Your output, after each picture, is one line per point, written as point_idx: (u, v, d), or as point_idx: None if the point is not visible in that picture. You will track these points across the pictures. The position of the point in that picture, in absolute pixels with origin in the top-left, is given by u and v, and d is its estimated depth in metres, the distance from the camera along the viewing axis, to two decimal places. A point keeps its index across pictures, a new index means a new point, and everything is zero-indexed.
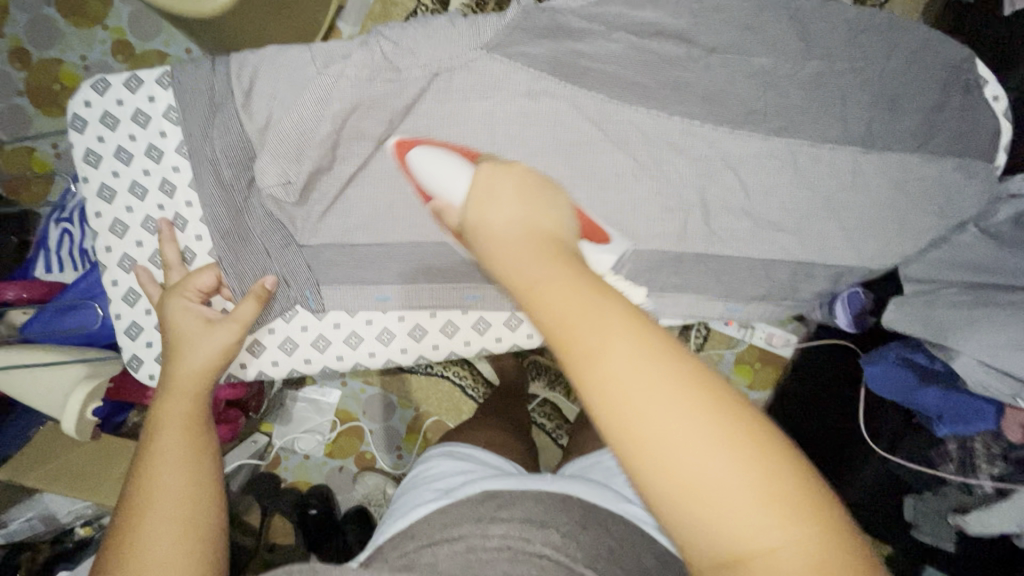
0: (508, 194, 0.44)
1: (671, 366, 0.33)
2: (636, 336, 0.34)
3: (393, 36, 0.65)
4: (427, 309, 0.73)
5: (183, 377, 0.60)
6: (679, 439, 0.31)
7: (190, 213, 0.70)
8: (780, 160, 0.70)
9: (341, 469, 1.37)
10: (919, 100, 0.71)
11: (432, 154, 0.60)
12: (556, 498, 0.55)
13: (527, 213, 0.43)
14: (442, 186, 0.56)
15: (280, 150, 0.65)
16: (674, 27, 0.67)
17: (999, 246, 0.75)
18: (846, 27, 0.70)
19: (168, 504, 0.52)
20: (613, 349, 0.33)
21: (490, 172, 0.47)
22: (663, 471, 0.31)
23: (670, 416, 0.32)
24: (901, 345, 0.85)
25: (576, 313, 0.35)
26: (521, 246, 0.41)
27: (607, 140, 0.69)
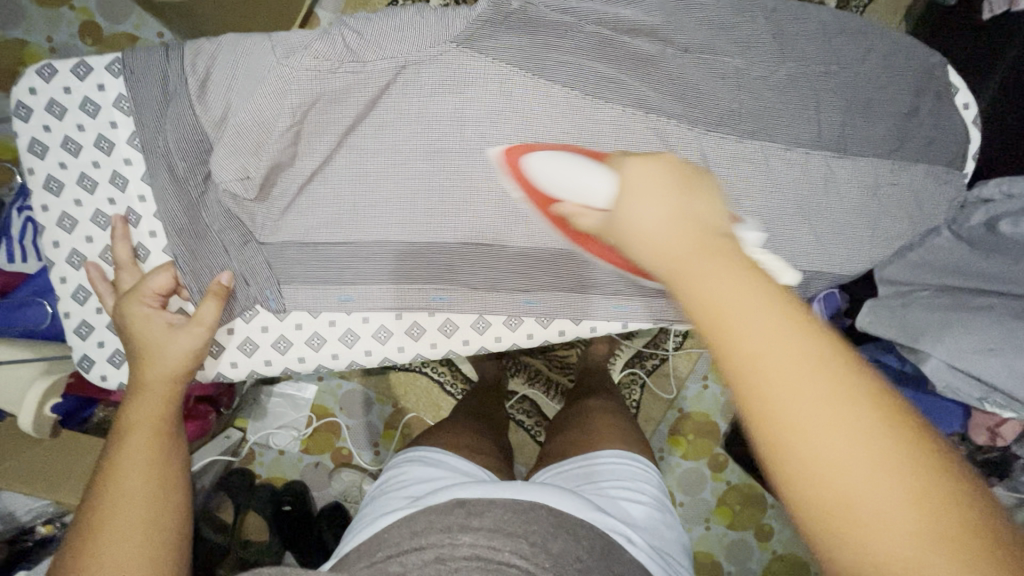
0: (654, 188, 0.37)
1: (870, 428, 0.27)
2: (829, 382, 0.28)
3: (358, 27, 0.62)
4: (393, 310, 0.71)
5: (154, 383, 0.60)
6: (869, 518, 0.26)
7: (143, 208, 0.67)
8: (754, 164, 0.69)
9: (316, 465, 1.35)
10: (892, 106, 0.70)
11: (561, 160, 0.52)
12: (527, 505, 0.54)
13: (696, 216, 0.35)
14: (574, 190, 0.49)
15: (237, 143, 0.62)
16: (648, 25, 0.65)
17: (971, 253, 0.75)
18: (822, 29, 0.69)
19: (131, 509, 0.52)
20: (802, 392, 0.28)
21: (642, 175, 0.38)
22: (845, 551, 0.27)
23: (863, 482, 0.27)
24: (875, 347, 0.86)
25: (764, 357, 0.29)
26: (675, 254, 0.34)
27: (581, 138, 0.67)
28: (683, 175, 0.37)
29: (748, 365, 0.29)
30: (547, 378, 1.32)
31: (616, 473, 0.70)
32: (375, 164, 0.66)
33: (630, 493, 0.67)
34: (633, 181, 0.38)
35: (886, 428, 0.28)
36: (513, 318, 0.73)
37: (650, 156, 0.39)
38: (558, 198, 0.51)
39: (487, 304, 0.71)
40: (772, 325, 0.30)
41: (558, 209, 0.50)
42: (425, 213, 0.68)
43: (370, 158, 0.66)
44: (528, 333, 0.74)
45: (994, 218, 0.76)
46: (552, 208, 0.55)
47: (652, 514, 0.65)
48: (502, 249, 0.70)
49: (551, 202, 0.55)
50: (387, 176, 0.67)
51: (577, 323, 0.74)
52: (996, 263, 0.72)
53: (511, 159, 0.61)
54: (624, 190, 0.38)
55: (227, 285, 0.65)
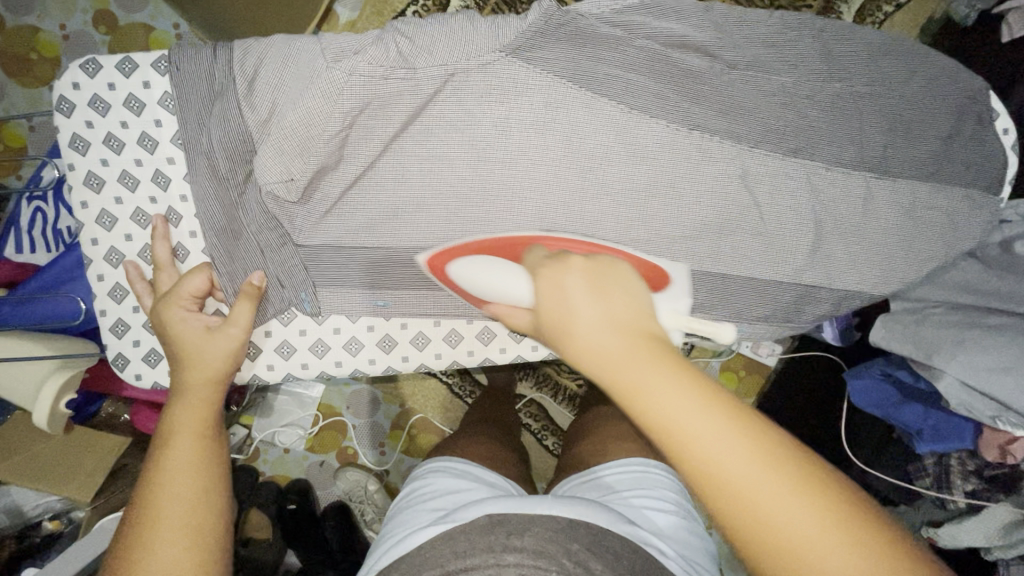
0: (589, 290, 0.44)
1: (760, 441, 0.37)
2: (727, 415, 0.38)
3: (410, 32, 0.62)
4: (431, 317, 0.71)
5: (195, 386, 0.59)
6: (772, 504, 0.36)
7: (184, 207, 0.66)
8: (796, 181, 0.69)
9: (321, 465, 1.34)
10: (933, 128, 0.70)
11: (480, 263, 0.61)
12: (563, 523, 0.53)
13: (613, 318, 0.42)
14: (500, 293, 0.56)
15: (284, 145, 0.61)
16: (698, 40, 0.66)
17: (984, 270, 0.79)
18: (866, 50, 0.69)
19: (179, 511, 0.51)
20: (704, 426, 0.37)
21: (566, 286, 0.44)
22: (763, 534, 0.35)
23: (766, 483, 0.36)
24: (886, 363, 0.95)
25: (679, 413, 0.38)
26: (611, 346, 0.41)
27: (623, 150, 0.67)
28: (596, 284, 0.44)
29: (675, 426, 0.37)
30: (556, 383, 1.32)
31: (639, 482, 0.70)
32: (420, 170, 0.66)
33: (659, 504, 0.66)
34: (552, 291, 0.45)
35: (799, 470, 0.37)
36: None
37: (568, 265, 0.46)
38: (488, 301, 0.58)
39: None
40: (711, 418, 0.37)
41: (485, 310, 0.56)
42: (467, 220, 0.68)
43: (414, 164, 0.65)
44: None
45: (1010, 238, 0.79)
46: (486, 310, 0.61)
47: (679, 524, 0.65)
48: None
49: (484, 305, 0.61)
50: (432, 182, 0.66)
51: None
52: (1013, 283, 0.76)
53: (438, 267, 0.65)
54: (546, 297, 0.45)
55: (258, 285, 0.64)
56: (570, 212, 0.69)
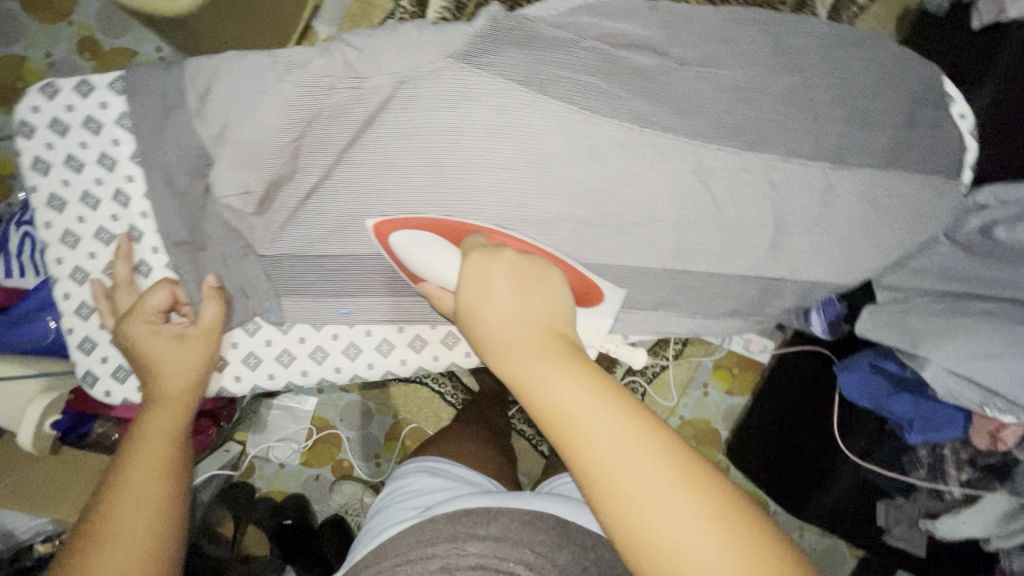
0: (512, 280, 0.49)
1: (627, 421, 0.41)
2: (603, 398, 0.42)
3: (358, 43, 0.63)
4: (397, 324, 0.72)
5: (175, 391, 0.61)
6: (630, 476, 0.39)
7: (145, 224, 0.67)
8: (754, 175, 0.69)
9: (318, 478, 1.33)
10: (889, 116, 0.70)
11: (420, 237, 0.61)
12: (532, 516, 0.55)
13: (526, 308, 0.48)
14: (433, 271, 0.59)
15: (241, 158, 0.63)
16: (647, 39, 0.67)
17: (970, 258, 0.81)
18: (817, 42, 0.70)
19: (143, 514, 0.52)
20: (580, 408, 0.41)
21: (482, 275, 0.50)
22: (623, 507, 0.38)
23: (634, 456, 0.39)
24: (874, 354, 0.90)
25: (561, 396, 0.42)
26: (510, 330, 0.47)
27: (579, 150, 0.67)
28: (520, 278, 0.49)
29: (553, 406, 0.42)
30: None
31: None
32: (376, 178, 0.67)
33: None
34: (473, 278, 0.50)
35: (665, 452, 0.40)
36: None
37: (494, 258, 0.51)
38: (423, 278, 0.60)
39: None
40: (589, 399, 0.41)
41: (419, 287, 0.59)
42: None
43: (371, 173, 0.66)
44: None
45: (989, 223, 0.82)
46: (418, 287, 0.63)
47: None
48: None
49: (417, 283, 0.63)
50: (391, 189, 0.67)
51: None
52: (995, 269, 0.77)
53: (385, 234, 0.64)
54: (466, 282, 0.50)
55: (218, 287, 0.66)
56: (528, 213, 0.69)
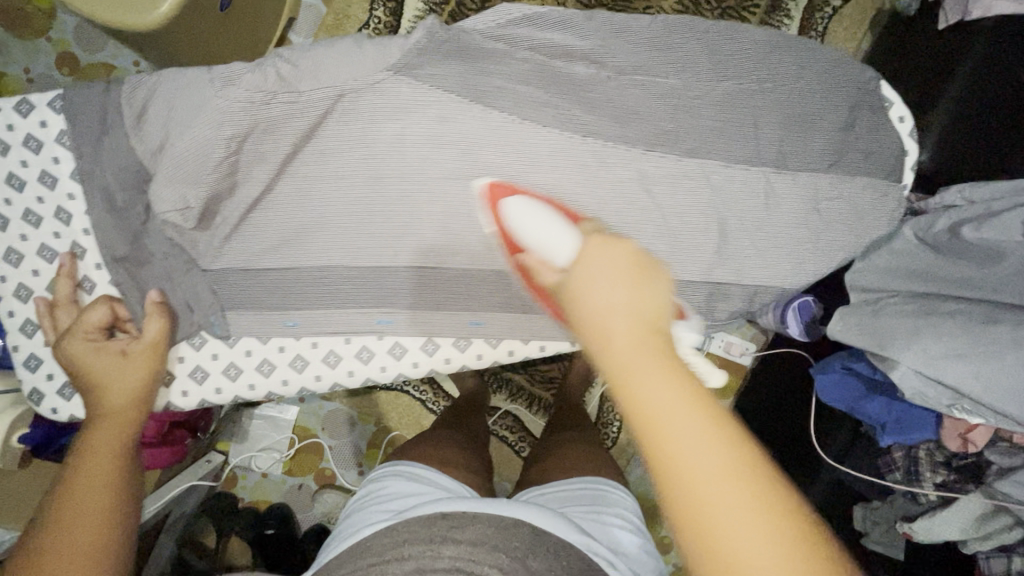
0: (620, 272, 0.41)
1: (742, 465, 0.34)
2: (713, 427, 0.35)
3: (292, 58, 0.63)
4: (340, 335, 0.71)
5: (116, 401, 0.60)
6: (736, 528, 0.32)
7: (88, 241, 0.67)
8: (694, 181, 0.69)
9: (300, 488, 1.33)
10: (830, 121, 0.71)
11: (529, 206, 0.57)
12: (509, 522, 0.54)
13: (638, 304, 0.40)
14: (538, 240, 0.53)
15: (176, 173, 0.62)
16: (583, 49, 0.67)
17: (938, 256, 0.83)
18: (755, 48, 0.70)
19: (91, 522, 0.49)
20: (686, 430, 0.34)
21: (594, 260, 0.43)
22: (724, 562, 0.32)
23: (742, 504, 0.33)
24: (845, 356, 0.93)
25: (661, 410, 0.35)
26: (614, 325, 0.39)
27: (520, 159, 0.67)
28: (635, 270, 0.41)
29: (653, 418, 0.35)
30: (529, 394, 1.32)
31: (601, 499, 0.69)
32: (319, 190, 0.67)
33: (615, 519, 0.66)
34: (586, 261, 0.44)
35: (780, 514, 0.33)
36: (462, 339, 0.73)
37: (612, 246, 0.44)
38: (524, 245, 0.56)
39: (434, 326, 0.71)
40: (699, 422, 0.35)
41: (521, 255, 0.54)
42: (368, 237, 0.69)
43: (313, 185, 0.67)
44: (477, 354, 0.74)
45: (958, 222, 0.82)
46: (516, 256, 0.61)
47: (630, 538, 0.64)
48: (447, 270, 0.70)
49: (514, 250, 0.61)
50: (333, 202, 0.67)
51: (526, 343, 0.74)
52: (967, 268, 0.79)
53: (495, 195, 0.65)
54: (579, 263, 0.44)
55: (159, 300, 0.66)
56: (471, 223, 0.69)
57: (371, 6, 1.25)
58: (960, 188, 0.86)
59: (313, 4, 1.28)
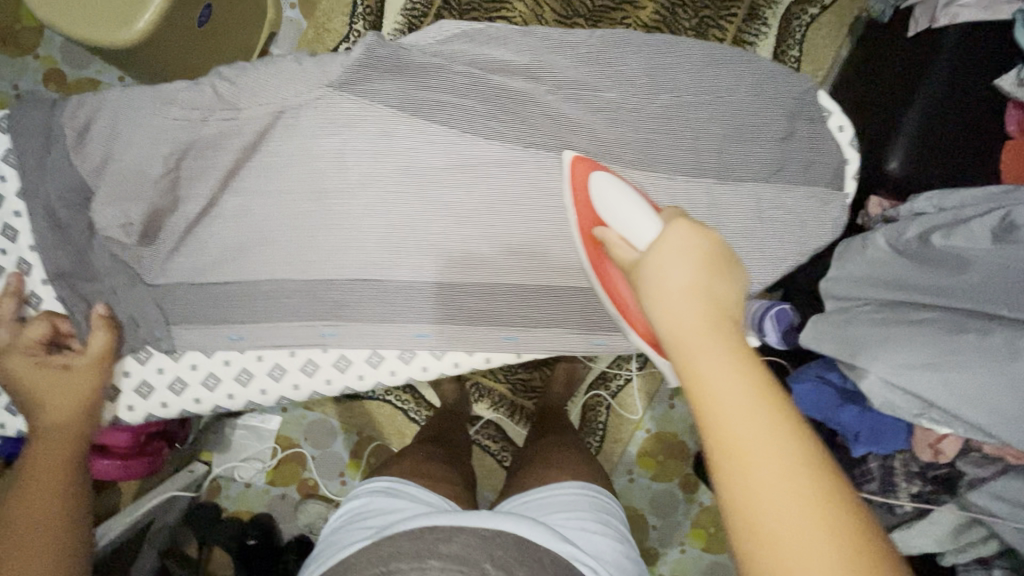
0: (701, 260, 0.43)
1: (790, 441, 0.36)
2: (761, 403, 0.37)
3: (231, 77, 0.65)
4: (286, 348, 0.72)
5: (58, 422, 0.61)
6: (770, 493, 0.35)
7: (33, 256, 0.69)
8: (635, 192, 0.69)
9: (284, 497, 1.30)
10: (767, 132, 0.72)
11: (620, 188, 0.57)
12: (493, 533, 0.54)
13: (711, 290, 0.43)
14: (621, 223, 0.53)
15: (118, 192, 0.65)
16: (519, 64, 0.68)
17: (914, 265, 0.82)
18: (691, 61, 0.71)
19: (40, 537, 0.51)
20: (735, 403, 0.37)
21: (675, 245, 0.44)
22: (755, 520, 0.35)
23: (782, 474, 0.35)
24: (820, 365, 0.92)
25: (717, 384, 0.38)
26: (683, 306, 0.42)
27: (462, 173, 0.68)
28: (713, 261, 0.44)
29: (704, 390, 0.38)
30: (512, 403, 1.28)
31: (584, 506, 0.67)
32: (261, 205, 0.68)
33: (598, 527, 0.64)
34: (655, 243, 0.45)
35: (819, 489, 0.35)
36: (407, 351, 0.74)
37: (695, 233, 0.45)
38: (608, 222, 0.56)
39: (379, 339, 0.72)
40: (749, 396, 0.38)
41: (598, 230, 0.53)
42: (312, 250, 0.69)
43: (255, 200, 0.68)
44: (422, 366, 0.75)
45: (927, 230, 0.84)
46: (592, 230, 0.61)
47: (615, 546, 0.63)
48: (390, 283, 0.71)
49: (597, 224, 0.60)
50: (276, 216, 0.68)
51: (471, 355, 0.75)
52: (932, 277, 0.80)
53: (579, 170, 0.62)
54: (659, 245, 0.45)
55: (105, 314, 0.68)
56: (414, 234, 0.70)
57: (351, 18, 1.21)
58: (929, 195, 0.87)
59: (294, 17, 1.24)
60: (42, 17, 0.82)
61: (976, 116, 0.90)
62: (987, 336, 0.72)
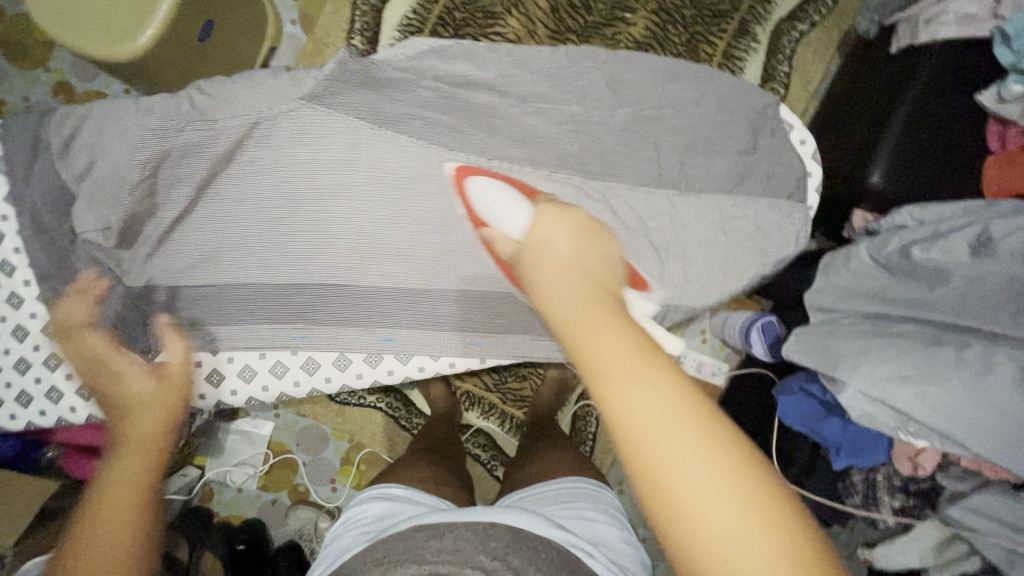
0: (574, 234, 0.43)
1: (683, 399, 0.33)
2: (648, 361, 0.34)
3: (208, 89, 0.68)
4: (255, 350, 0.73)
5: None
6: (674, 454, 0.31)
7: (17, 259, 0.71)
8: (596, 201, 0.71)
9: (274, 503, 1.25)
10: (729, 144, 0.74)
11: (495, 184, 0.62)
12: (485, 525, 0.51)
13: (585, 260, 0.41)
14: (501, 219, 0.55)
15: (95, 197, 0.68)
16: (484, 79, 0.71)
17: (891, 277, 0.83)
18: (653, 75, 0.73)
19: None
20: (621, 362, 0.34)
21: (548, 224, 0.45)
22: (663, 490, 0.31)
23: (681, 434, 0.32)
24: (801, 377, 0.92)
25: (600, 346, 0.35)
26: (558, 275, 0.40)
27: (429, 182, 0.71)
28: (584, 234, 0.44)
29: (589, 355, 0.35)
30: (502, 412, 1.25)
31: (576, 497, 0.65)
32: (235, 212, 0.71)
33: (598, 513, 0.61)
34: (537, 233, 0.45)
35: (725, 445, 0.32)
36: (373, 355, 0.74)
37: (561, 214, 0.46)
38: (485, 222, 0.60)
39: (344, 341, 0.73)
40: (634, 353, 0.34)
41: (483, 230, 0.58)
42: (282, 256, 0.72)
43: (230, 207, 0.71)
44: (388, 369, 0.75)
45: (907, 243, 0.83)
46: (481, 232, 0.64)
47: (612, 529, 0.60)
48: (357, 288, 0.73)
49: (480, 226, 0.64)
50: (250, 222, 0.71)
51: (436, 359, 0.75)
52: (915, 289, 0.80)
53: (462, 177, 0.68)
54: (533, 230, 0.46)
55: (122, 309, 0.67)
56: (382, 240, 0.72)
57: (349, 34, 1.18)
58: (908, 208, 0.87)
59: (294, 32, 1.21)
60: (54, 34, 0.83)
61: (956, 126, 0.90)
62: (966, 350, 0.73)
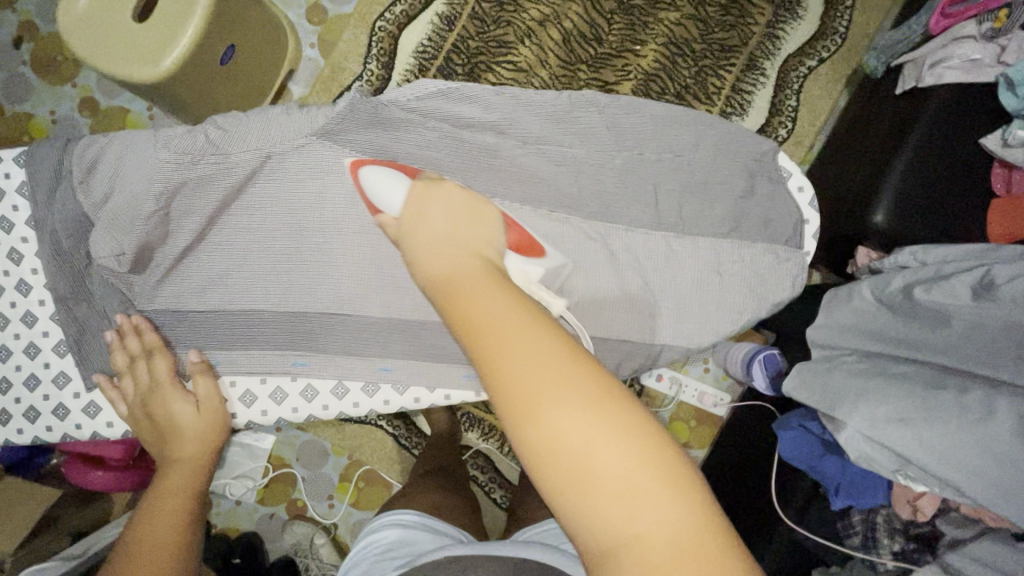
0: (453, 214, 0.52)
1: (546, 342, 0.39)
2: (518, 318, 0.41)
3: (223, 124, 0.71)
4: (256, 375, 0.75)
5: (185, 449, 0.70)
6: (541, 391, 0.37)
7: (34, 279, 0.74)
8: (594, 240, 0.73)
9: (272, 517, 1.26)
10: (727, 189, 0.75)
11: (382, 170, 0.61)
12: (512, 559, 0.51)
13: (459, 235, 0.50)
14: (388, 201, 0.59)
15: (112, 223, 0.70)
16: (486, 120, 0.73)
17: (893, 318, 0.82)
18: (652, 120, 0.75)
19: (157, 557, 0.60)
20: (495, 318, 0.41)
21: (427, 203, 0.53)
22: (535, 425, 0.36)
23: (546, 371, 0.38)
24: (802, 414, 0.91)
25: (474, 308, 0.42)
26: (440, 253, 0.48)
27: None
28: (463, 211, 0.52)
29: (467, 314, 0.42)
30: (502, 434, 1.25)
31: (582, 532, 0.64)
32: (244, 242, 0.73)
33: None
34: (413, 216, 0.53)
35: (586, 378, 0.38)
36: (370, 384, 0.76)
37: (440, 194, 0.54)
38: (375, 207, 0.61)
39: (345, 369, 0.75)
40: (503, 310, 0.41)
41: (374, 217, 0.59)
42: (286, 285, 0.74)
43: (238, 237, 0.73)
44: (384, 399, 0.76)
45: (910, 284, 0.82)
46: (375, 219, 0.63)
47: None
48: (360, 318, 0.74)
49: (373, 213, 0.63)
50: (257, 252, 0.73)
51: (431, 390, 0.77)
52: (915, 330, 0.80)
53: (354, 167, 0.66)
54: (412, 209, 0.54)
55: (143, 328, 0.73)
56: (384, 272, 0.74)
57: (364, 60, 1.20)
58: (911, 248, 0.85)
59: (312, 55, 1.23)
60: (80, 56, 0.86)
61: (959, 170, 0.91)
62: (965, 394, 0.71)
